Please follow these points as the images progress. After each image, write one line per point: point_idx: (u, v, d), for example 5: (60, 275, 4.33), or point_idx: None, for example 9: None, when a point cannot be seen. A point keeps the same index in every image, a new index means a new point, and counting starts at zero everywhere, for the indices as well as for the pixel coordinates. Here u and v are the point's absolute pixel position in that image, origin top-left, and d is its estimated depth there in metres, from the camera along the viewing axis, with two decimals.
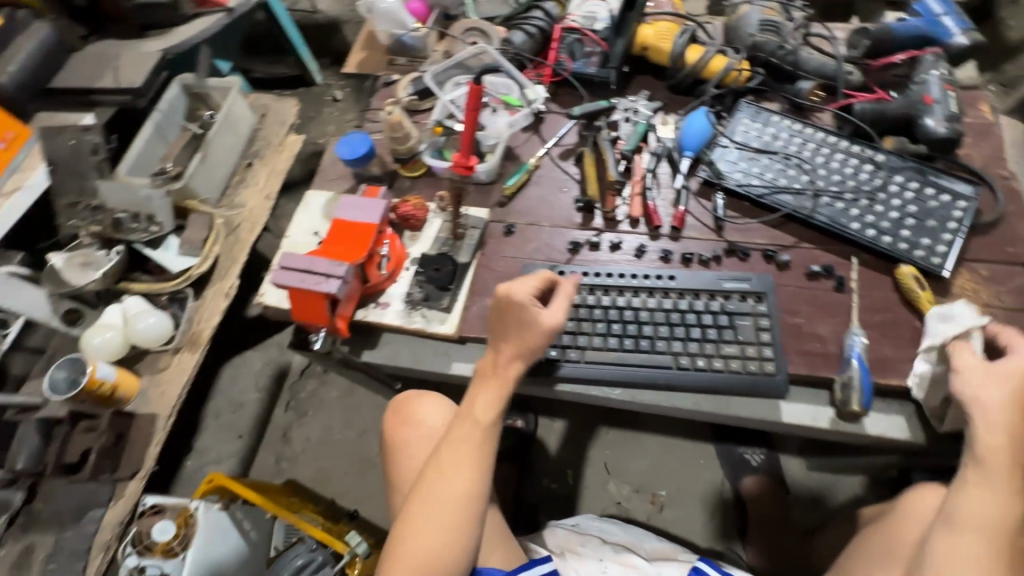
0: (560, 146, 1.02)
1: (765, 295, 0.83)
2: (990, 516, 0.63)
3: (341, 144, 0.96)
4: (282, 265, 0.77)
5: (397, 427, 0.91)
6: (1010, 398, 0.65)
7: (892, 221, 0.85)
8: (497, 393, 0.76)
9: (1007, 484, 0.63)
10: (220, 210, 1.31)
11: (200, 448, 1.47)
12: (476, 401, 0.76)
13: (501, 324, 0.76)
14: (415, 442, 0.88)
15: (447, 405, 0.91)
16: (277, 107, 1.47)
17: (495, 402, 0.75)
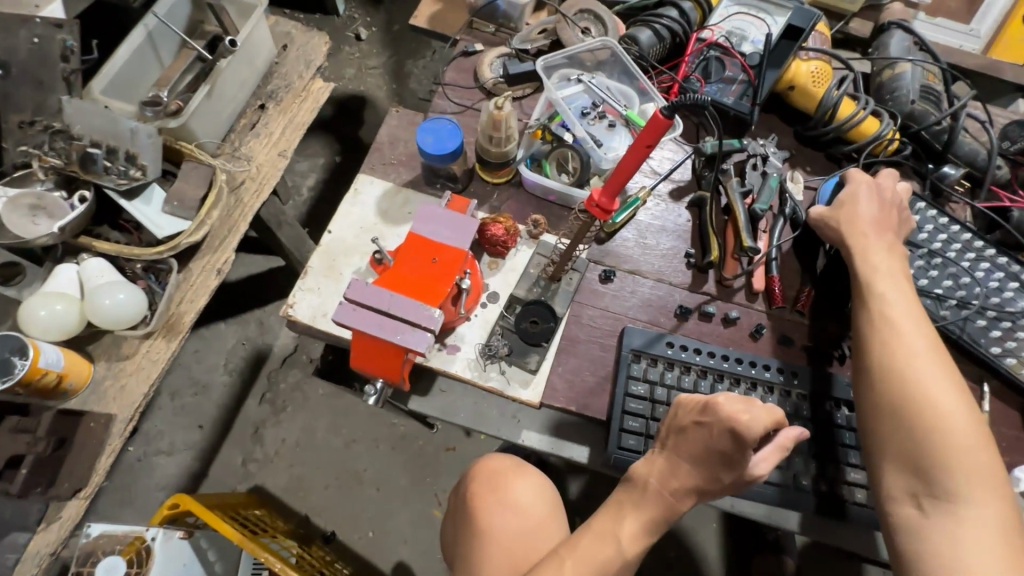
0: (671, 183, 0.87)
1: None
2: (905, 332, 0.63)
3: (424, 131, 0.75)
4: (350, 298, 0.58)
5: (484, 512, 0.76)
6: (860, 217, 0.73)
7: None
8: (652, 516, 0.61)
9: (891, 299, 0.66)
10: (220, 161, 1.05)
11: (148, 433, 1.24)
12: (625, 517, 0.62)
13: (684, 433, 0.61)
14: (502, 532, 0.74)
15: (544, 495, 0.78)
16: (303, 40, 1.19)
17: (646, 526, 0.61)
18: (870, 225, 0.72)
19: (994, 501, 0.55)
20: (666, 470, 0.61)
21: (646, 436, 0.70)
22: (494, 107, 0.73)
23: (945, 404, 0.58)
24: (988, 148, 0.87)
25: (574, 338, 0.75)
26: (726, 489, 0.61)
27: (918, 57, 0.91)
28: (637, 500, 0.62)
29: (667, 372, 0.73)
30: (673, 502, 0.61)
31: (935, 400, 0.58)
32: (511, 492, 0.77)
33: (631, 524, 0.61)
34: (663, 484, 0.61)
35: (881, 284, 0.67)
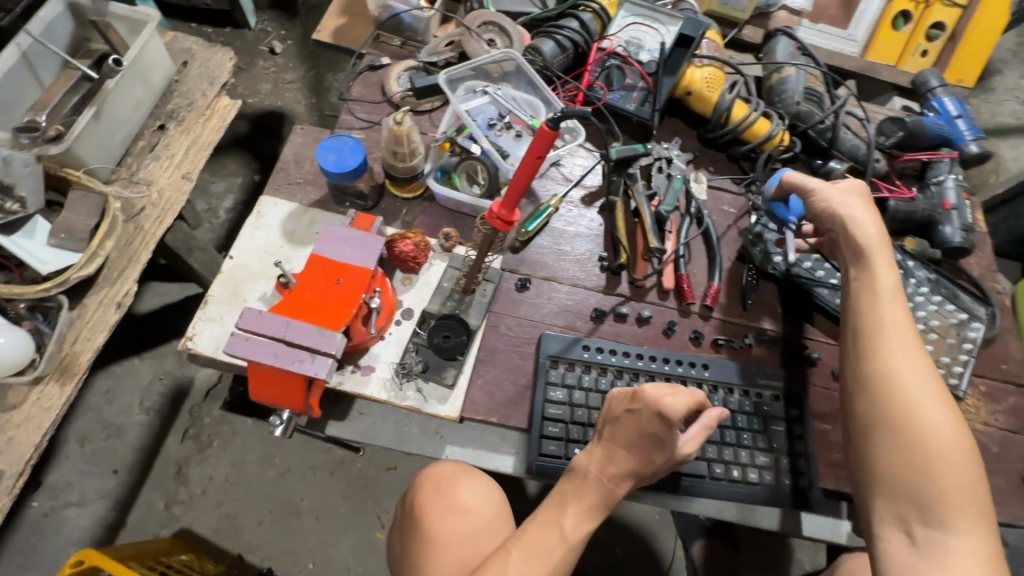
0: (582, 189, 0.89)
1: (798, 397, 0.77)
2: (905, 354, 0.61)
3: (324, 150, 0.73)
4: (242, 328, 0.56)
5: (434, 513, 0.72)
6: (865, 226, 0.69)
7: (915, 332, 0.84)
8: (593, 506, 0.61)
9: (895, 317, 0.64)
10: (115, 188, 0.99)
11: (55, 486, 1.14)
12: (567, 506, 0.61)
13: (617, 422, 0.61)
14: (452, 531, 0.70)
15: (492, 494, 0.73)
16: (205, 56, 1.14)
17: (589, 515, 0.61)
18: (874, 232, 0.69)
19: (978, 529, 0.54)
20: (604, 459, 0.61)
21: (566, 441, 0.71)
22: (395, 122, 0.73)
23: (944, 434, 0.57)
24: (867, 144, 0.94)
25: (492, 349, 0.75)
26: (659, 470, 0.61)
27: (801, 62, 0.98)
28: (579, 488, 0.61)
29: (584, 376, 0.74)
30: (611, 489, 0.61)
31: (933, 429, 0.57)
32: (451, 499, 0.72)
33: (575, 510, 0.61)
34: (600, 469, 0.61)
35: (887, 300, 0.65)
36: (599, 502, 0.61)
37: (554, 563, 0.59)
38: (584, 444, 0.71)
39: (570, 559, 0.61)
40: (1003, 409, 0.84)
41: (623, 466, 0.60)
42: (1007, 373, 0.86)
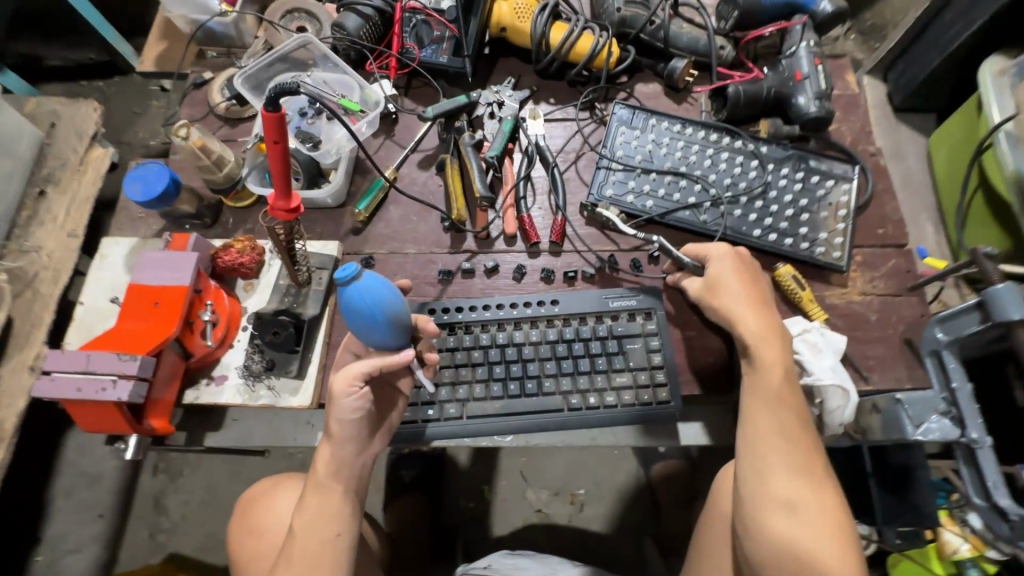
0: (419, 152, 0.88)
1: (654, 312, 0.76)
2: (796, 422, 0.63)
3: (130, 181, 0.74)
4: (48, 369, 0.60)
5: (247, 526, 0.79)
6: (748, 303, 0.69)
7: (788, 218, 0.81)
8: (317, 499, 0.61)
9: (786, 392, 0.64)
10: (6, 260, 1.04)
11: (53, 538, 1.24)
12: (301, 514, 0.61)
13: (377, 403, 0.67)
14: (259, 542, 0.77)
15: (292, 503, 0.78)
16: (69, 113, 1.16)
17: (315, 510, 0.60)
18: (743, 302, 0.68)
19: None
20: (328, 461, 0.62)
21: (418, 405, 0.72)
22: (182, 139, 0.73)
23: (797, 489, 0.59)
24: (706, 32, 0.89)
25: (341, 334, 0.76)
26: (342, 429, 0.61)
27: None
28: (304, 501, 0.62)
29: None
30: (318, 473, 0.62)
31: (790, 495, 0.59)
32: (271, 507, 0.78)
33: (304, 518, 0.60)
34: (327, 469, 0.61)
35: (767, 381, 0.64)
36: (331, 509, 0.61)
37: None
38: (437, 404, 0.72)
39: (337, 559, 0.60)
40: (883, 273, 0.80)
41: (347, 450, 0.62)
42: (884, 238, 0.82)
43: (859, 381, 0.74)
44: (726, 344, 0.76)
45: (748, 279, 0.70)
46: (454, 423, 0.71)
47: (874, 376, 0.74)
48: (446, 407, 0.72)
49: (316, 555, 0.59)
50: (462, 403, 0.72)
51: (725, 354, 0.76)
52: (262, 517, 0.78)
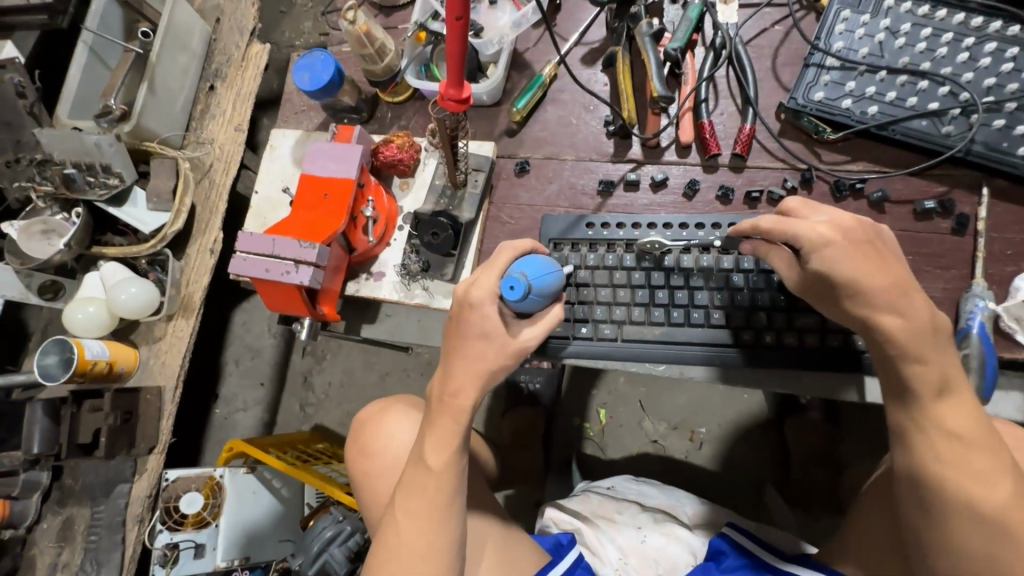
0: (584, 45, 0.77)
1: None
2: (983, 456, 0.47)
3: (298, 70, 0.74)
4: (239, 250, 0.64)
5: (359, 452, 0.81)
6: (910, 309, 0.49)
7: None
8: (447, 429, 0.60)
9: (961, 424, 0.48)
10: (187, 150, 1.12)
11: (227, 396, 1.45)
12: (425, 440, 0.61)
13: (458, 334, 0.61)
14: (378, 466, 0.79)
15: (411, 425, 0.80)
16: (232, 7, 1.18)
17: (445, 439, 0.60)
18: (870, 291, 0.50)
19: None
20: (440, 384, 0.61)
21: (572, 320, 0.68)
22: (350, 24, 0.71)
23: (1017, 548, 0.46)
24: None
25: (493, 240, 0.74)
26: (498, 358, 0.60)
27: None
28: (430, 429, 0.61)
29: (579, 256, 0.69)
30: (451, 405, 0.60)
31: (1020, 559, 0.46)
32: (386, 429, 0.81)
33: (432, 446, 0.60)
34: (441, 394, 0.60)
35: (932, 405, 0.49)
36: (455, 442, 0.60)
37: (443, 503, 0.60)
38: (591, 323, 0.68)
39: (454, 480, 0.61)
40: None
41: (471, 386, 0.60)
42: None
43: None
44: (948, 292, 0.62)
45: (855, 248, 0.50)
46: (609, 344, 0.67)
47: None
48: (600, 326, 0.68)
49: (435, 476, 0.60)
50: (618, 325, 0.68)
51: (945, 304, 0.62)
52: (374, 439, 0.80)
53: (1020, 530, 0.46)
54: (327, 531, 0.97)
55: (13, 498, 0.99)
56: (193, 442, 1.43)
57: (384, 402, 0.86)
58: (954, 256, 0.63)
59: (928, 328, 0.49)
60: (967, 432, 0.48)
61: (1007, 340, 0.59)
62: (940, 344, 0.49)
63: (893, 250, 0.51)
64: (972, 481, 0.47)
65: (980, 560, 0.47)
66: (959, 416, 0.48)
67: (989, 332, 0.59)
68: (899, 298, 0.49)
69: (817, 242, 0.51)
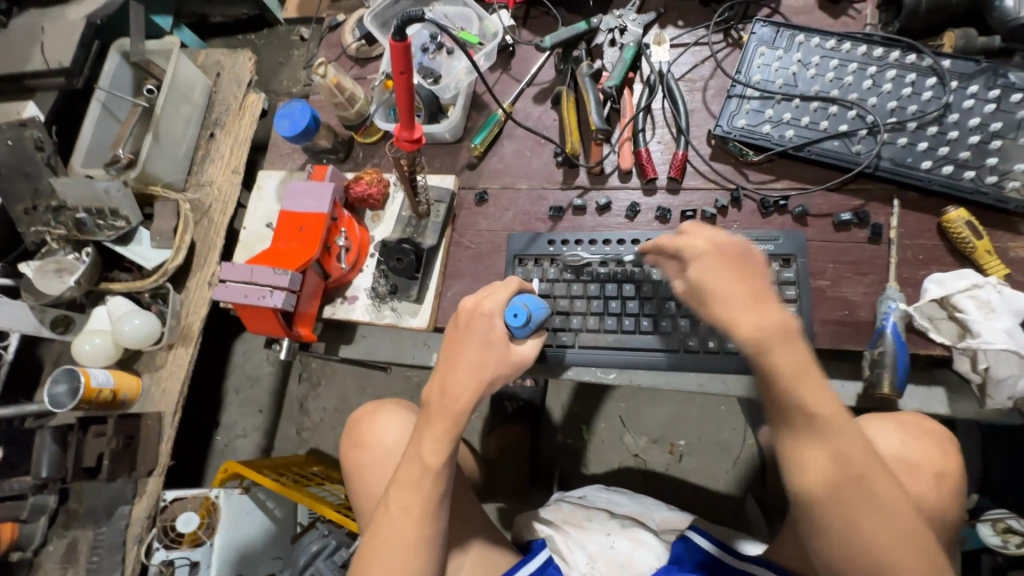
0: (535, 86, 0.86)
1: (794, 259, 0.68)
2: (839, 438, 0.52)
3: (278, 118, 0.83)
4: (223, 278, 0.72)
5: (355, 445, 0.86)
6: (765, 315, 0.54)
7: (971, 149, 0.67)
8: (445, 431, 0.65)
9: (817, 406, 0.52)
10: (188, 192, 1.22)
11: (227, 423, 1.51)
12: (423, 440, 0.65)
13: (461, 333, 0.66)
14: (371, 460, 0.83)
15: (405, 426, 0.85)
16: (231, 63, 1.30)
17: (443, 441, 0.65)
18: (737, 297, 0.55)
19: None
20: (440, 389, 0.65)
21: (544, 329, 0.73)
22: (321, 78, 0.80)
23: (873, 513, 0.51)
24: None
25: (456, 263, 0.81)
26: (502, 361, 0.65)
27: None
28: (429, 430, 0.65)
29: (549, 269, 0.75)
30: (453, 408, 0.64)
31: (870, 526, 0.51)
32: (379, 425, 0.86)
33: (428, 446, 0.65)
34: (442, 397, 0.65)
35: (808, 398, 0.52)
36: (449, 444, 0.65)
37: (435, 500, 0.65)
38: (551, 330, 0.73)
39: (446, 479, 0.66)
40: None
41: (468, 391, 0.64)
42: None
43: None
44: (867, 296, 0.67)
45: (738, 273, 0.56)
46: (569, 351, 0.72)
47: None
48: (559, 334, 0.73)
49: (431, 476, 0.65)
50: (575, 333, 0.73)
51: (864, 308, 0.67)
52: (369, 433, 0.85)
53: (875, 499, 0.51)
54: (313, 546, 1.03)
55: (22, 521, 1.06)
56: (194, 469, 1.49)
57: (382, 400, 0.91)
58: (870, 263, 0.69)
59: (778, 328, 0.53)
60: (820, 414, 0.52)
61: (920, 338, 0.64)
62: (789, 342, 0.53)
63: (759, 270, 0.57)
64: (823, 459, 0.52)
65: (848, 532, 0.52)
66: (814, 399, 0.52)
67: (903, 332, 0.64)
68: (755, 305, 0.54)
69: (695, 253, 0.59)
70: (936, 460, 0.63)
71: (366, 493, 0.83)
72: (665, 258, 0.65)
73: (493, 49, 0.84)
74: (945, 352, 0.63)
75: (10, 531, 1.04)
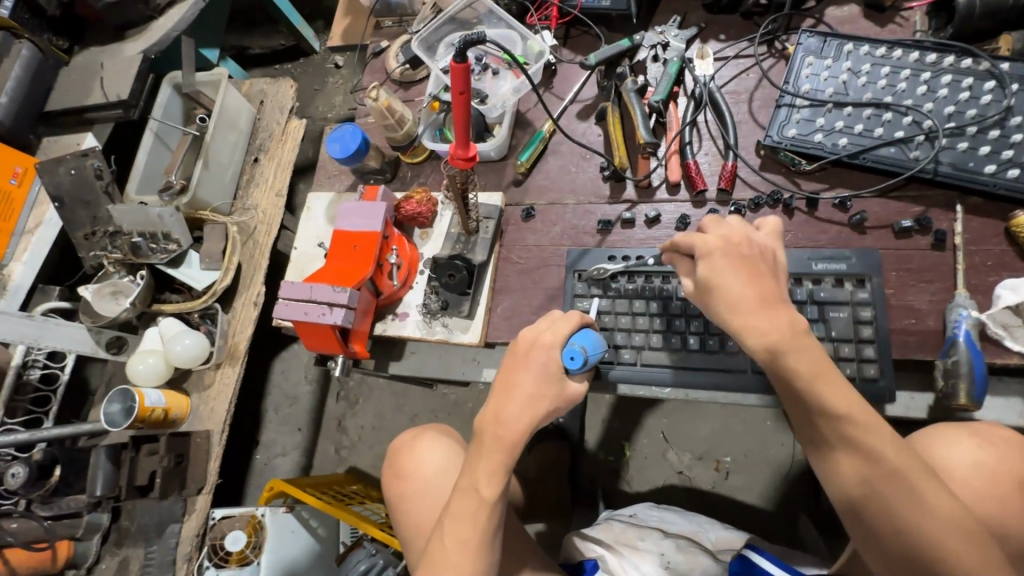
0: (578, 102, 0.87)
1: (869, 278, 0.66)
2: (871, 438, 0.50)
3: (330, 141, 0.85)
4: (283, 296, 0.73)
5: (396, 477, 0.86)
6: (773, 315, 0.54)
7: None
8: (501, 461, 0.65)
9: (835, 404, 0.51)
10: (234, 216, 1.26)
11: (266, 442, 1.53)
12: (477, 468, 0.65)
13: (514, 366, 0.67)
14: (412, 490, 0.84)
15: (444, 455, 0.85)
16: (274, 91, 1.35)
17: (498, 472, 0.65)
18: (746, 298, 0.55)
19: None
20: (495, 418, 0.66)
21: (617, 348, 0.73)
22: (374, 100, 0.83)
23: (915, 510, 0.49)
24: None
25: (505, 278, 0.82)
26: (558, 401, 0.66)
27: None
28: (480, 461, 0.66)
29: (613, 284, 0.74)
30: (508, 440, 0.65)
31: (922, 520, 0.49)
32: (419, 454, 0.86)
33: (482, 476, 0.65)
34: (497, 427, 0.65)
35: (826, 392, 0.51)
36: (502, 474, 0.65)
37: (486, 530, 0.64)
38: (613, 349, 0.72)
39: (498, 510, 0.65)
40: None
41: (520, 424, 0.65)
42: None
43: None
44: (934, 305, 0.66)
45: (751, 270, 0.56)
46: (625, 367, 0.72)
47: None
48: (621, 351, 0.72)
49: (486, 505, 0.64)
50: (637, 351, 0.72)
51: (931, 316, 0.65)
52: (408, 464, 0.86)
53: (917, 497, 0.49)
54: (361, 565, 1.02)
55: (77, 539, 1.09)
56: (235, 489, 1.50)
57: (419, 429, 0.91)
58: (936, 271, 0.67)
59: (787, 331, 0.53)
60: (839, 410, 0.51)
61: (995, 347, 0.62)
62: (802, 343, 0.53)
63: (771, 270, 0.57)
64: (856, 454, 0.51)
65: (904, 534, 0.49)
66: (831, 395, 0.51)
67: (976, 340, 0.62)
68: (762, 309, 0.54)
69: (704, 252, 0.58)
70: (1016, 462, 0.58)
71: (410, 524, 0.82)
72: (681, 259, 0.62)
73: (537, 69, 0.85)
74: (1023, 361, 0.61)
75: (67, 548, 1.09)
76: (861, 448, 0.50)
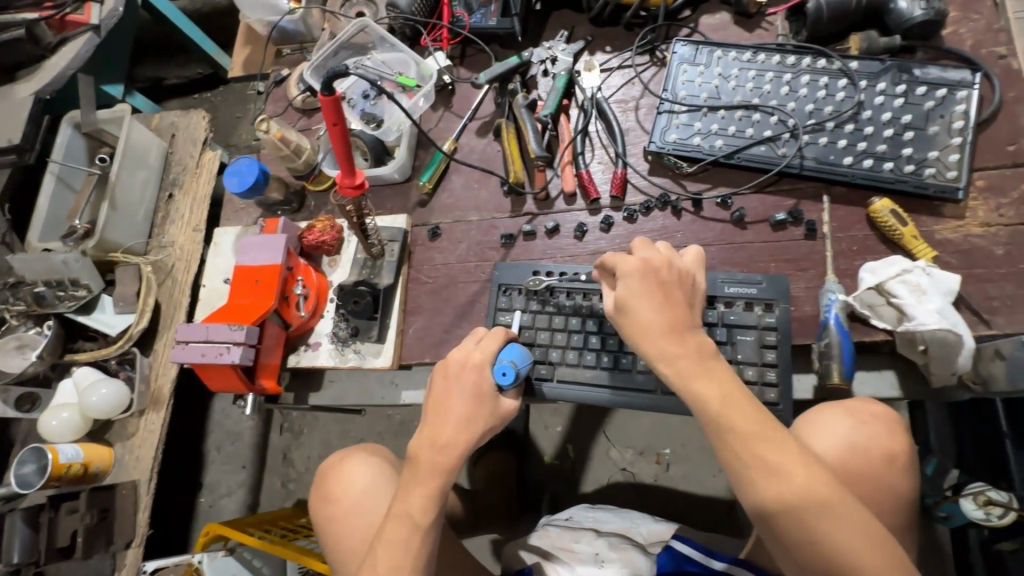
0: (476, 120, 0.89)
1: (777, 303, 0.68)
2: (781, 454, 0.52)
3: (227, 176, 0.84)
4: (180, 339, 0.72)
5: (324, 500, 0.85)
6: (688, 338, 0.57)
7: (887, 141, 0.71)
8: (433, 485, 0.65)
9: (743, 426, 0.53)
10: (150, 255, 1.22)
11: (210, 484, 1.48)
12: (409, 492, 0.65)
13: (444, 390, 0.67)
14: (339, 512, 0.83)
15: (370, 473, 0.84)
16: (185, 123, 1.31)
17: (432, 497, 0.65)
18: (664, 320, 0.57)
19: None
20: (431, 440, 0.66)
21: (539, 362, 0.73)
22: (265, 132, 0.82)
23: (827, 519, 0.50)
24: None
25: (415, 298, 0.82)
26: (488, 424, 0.67)
27: None
28: (410, 486, 0.66)
29: (533, 303, 0.75)
30: (443, 465, 0.65)
31: (832, 529, 0.50)
32: (343, 475, 0.85)
33: (415, 502, 0.65)
34: (433, 451, 0.65)
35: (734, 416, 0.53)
36: (433, 499, 0.65)
37: (417, 557, 0.64)
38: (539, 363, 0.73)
39: (432, 534, 0.65)
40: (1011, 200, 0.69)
41: (449, 445, 0.65)
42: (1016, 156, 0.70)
43: (977, 324, 0.65)
44: (809, 291, 0.70)
45: (665, 292, 0.58)
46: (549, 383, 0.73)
47: (985, 321, 0.65)
48: (538, 367, 0.73)
49: (419, 530, 0.64)
50: (554, 366, 0.73)
51: (807, 302, 0.69)
52: (335, 488, 0.84)
53: (828, 508, 0.50)
54: None
55: None
56: (179, 535, 1.45)
57: (345, 450, 0.90)
58: (809, 259, 0.71)
59: (699, 352, 0.56)
60: (748, 430, 0.53)
61: (864, 326, 0.66)
62: (712, 365, 0.56)
63: (684, 293, 0.59)
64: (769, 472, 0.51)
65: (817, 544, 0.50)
66: (740, 417, 0.53)
67: (846, 322, 0.66)
68: (675, 334, 0.57)
69: (628, 273, 0.59)
70: (887, 442, 0.63)
71: (338, 550, 0.81)
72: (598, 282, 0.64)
73: (428, 91, 0.87)
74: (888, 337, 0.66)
75: None
76: (777, 467, 0.51)
